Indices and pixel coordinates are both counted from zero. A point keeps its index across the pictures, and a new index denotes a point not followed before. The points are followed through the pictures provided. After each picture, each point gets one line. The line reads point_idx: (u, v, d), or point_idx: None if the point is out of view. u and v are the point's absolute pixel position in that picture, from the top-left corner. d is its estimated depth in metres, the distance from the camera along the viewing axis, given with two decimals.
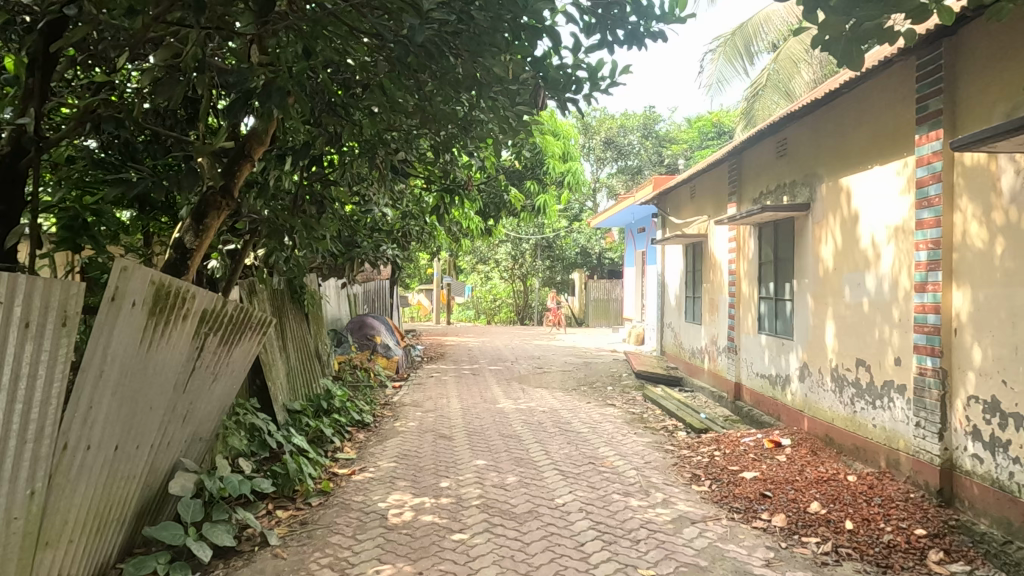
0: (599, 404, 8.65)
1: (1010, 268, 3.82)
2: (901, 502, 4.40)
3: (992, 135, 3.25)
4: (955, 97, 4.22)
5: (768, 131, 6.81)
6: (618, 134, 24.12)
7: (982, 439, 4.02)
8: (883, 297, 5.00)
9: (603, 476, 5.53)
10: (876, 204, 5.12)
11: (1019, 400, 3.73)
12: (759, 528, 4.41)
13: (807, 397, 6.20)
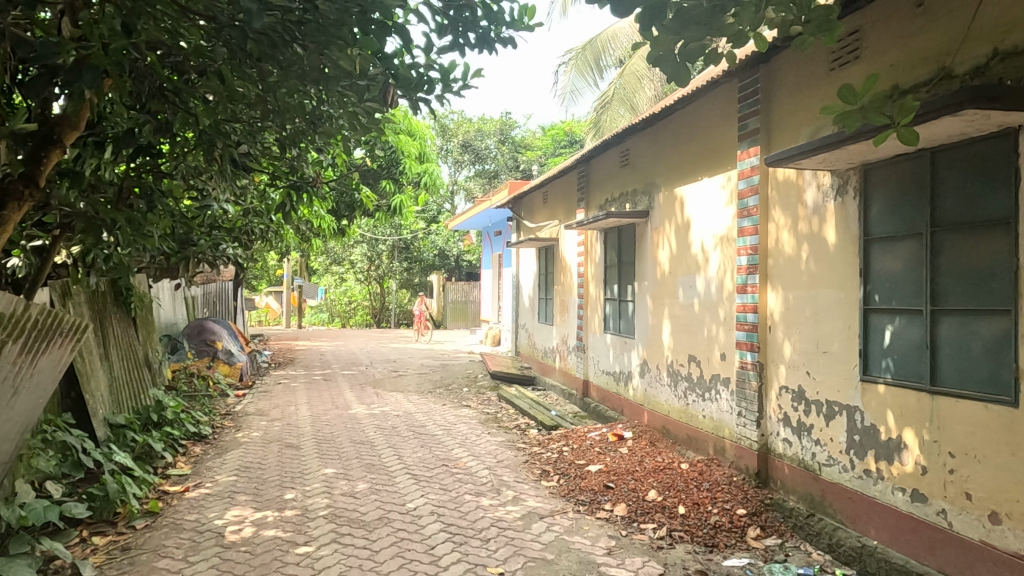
0: (454, 405, 8.66)
1: (813, 272, 4.31)
2: (725, 485, 4.82)
3: (799, 153, 3.65)
4: (770, 118, 4.70)
5: (613, 142, 7.20)
6: (475, 137, 24.33)
7: (791, 425, 4.50)
8: (711, 297, 5.46)
9: (456, 478, 5.54)
10: (705, 212, 5.59)
11: (820, 388, 4.23)
12: (602, 518, 4.65)
13: (646, 392, 6.61)
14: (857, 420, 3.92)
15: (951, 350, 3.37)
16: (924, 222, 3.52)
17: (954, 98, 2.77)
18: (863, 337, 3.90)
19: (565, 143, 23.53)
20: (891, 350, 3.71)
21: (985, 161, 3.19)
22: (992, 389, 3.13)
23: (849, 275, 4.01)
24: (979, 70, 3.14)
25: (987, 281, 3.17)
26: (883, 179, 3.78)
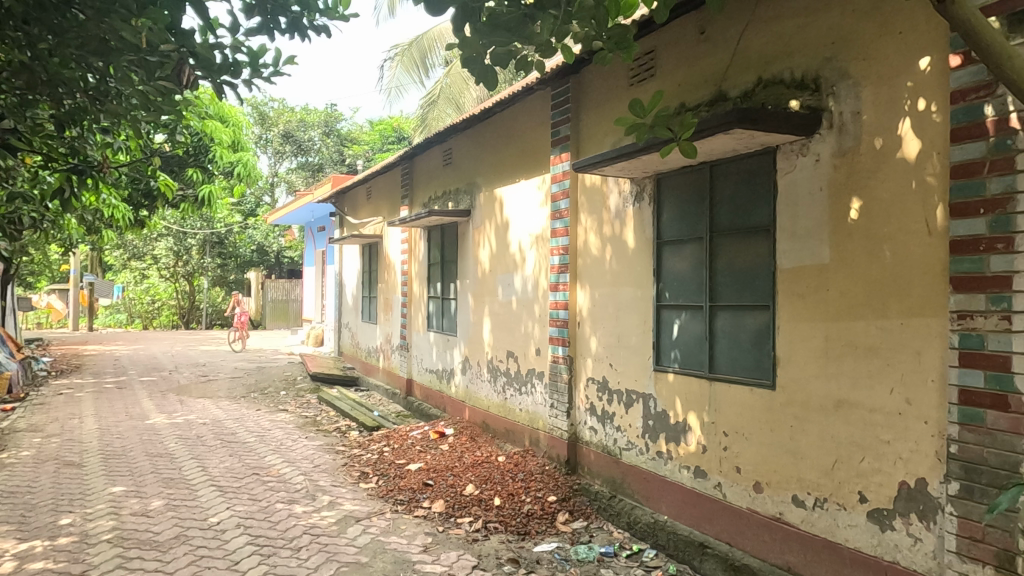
0: (269, 410, 8.19)
1: (616, 271, 4.65)
2: (538, 475, 5.05)
3: (602, 160, 3.92)
4: (579, 125, 4.99)
5: (436, 141, 7.22)
6: (297, 128, 23.16)
7: (596, 414, 4.82)
8: (527, 295, 5.69)
9: (267, 486, 5.23)
10: (521, 213, 5.81)
11: (621, 379, 4.57)
12: (420, 516, 4.66)
13: (468, 388, 6.72)
14: (651, 407, 4.29)
15: (724, 342, 3.80)
16: (705, 226, 3.93)
17: (725, 118, 3.12)
18: (656, 330, 4.28)
19: (392, 139, 23.12)
20: (679, 343, 4.11)
21: (752, 174, 3.64)
22: (756, 374, 3.58)
23: (645, 275, 4.38)
24: (748, 94, 3.58)
25: (753, 280, 3.62)
26: (673, 187, 4.18)
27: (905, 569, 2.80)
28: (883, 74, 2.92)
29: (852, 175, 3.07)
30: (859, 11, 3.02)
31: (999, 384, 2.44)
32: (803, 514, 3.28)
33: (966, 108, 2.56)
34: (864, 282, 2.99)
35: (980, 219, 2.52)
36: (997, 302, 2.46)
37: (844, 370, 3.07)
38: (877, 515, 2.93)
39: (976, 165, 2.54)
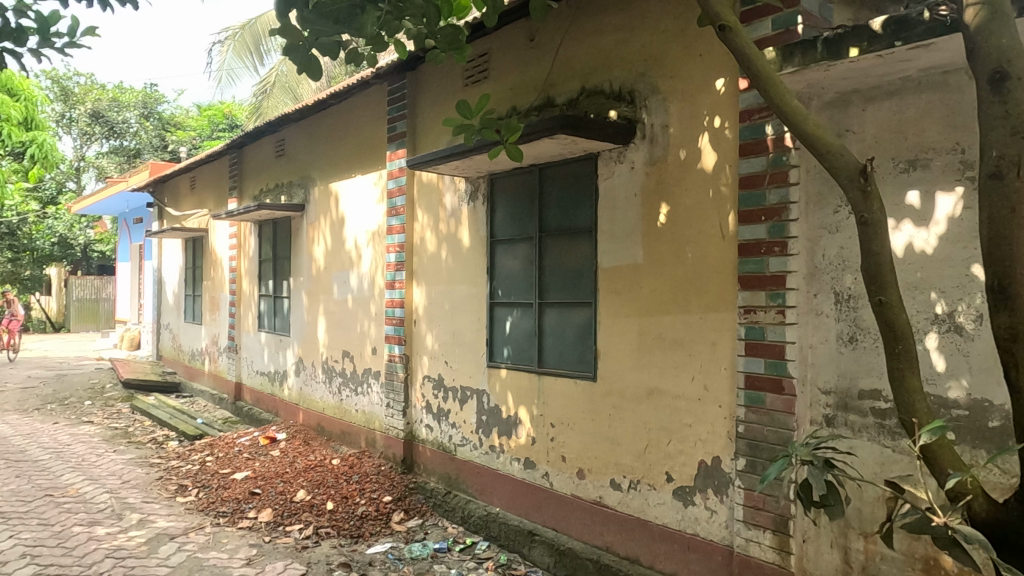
0: (69, 423, 7.29)
1: (451, 269, 4.70)
2: (374, 476, 4.96)
3: (436, 158, 3.93)
4: (415, 123, 4.97)
5: (266, 130, 6.84)
6: (109, 108, 20.78)
7: (432, 411, 4.84)
8: (363, 293, 5.57)
9: (63, 509, 4.66)
10: (357, 210, 5.68)
11: (456, 376, 4.63)
12: (245, 528, 4.39)
13: (301, 390, 6.45)
14: (484, 402, 4.38)
15: (551, 337, 3.97)
16: (533, 227, 4.09)
17: (549, 124, 3.26)
18: (489, 328, 4.38)
19: (222, 127, 21.54)
20: (510, 339, 4.24)
21: (576, 178, 3.84)
22: (579, 367, 3.79)
23: (479, 273, 4.46)
24: (572, 102, 3.77)
25: (577, 279, 3.82)
26: (505, 187, 4.29)
27: (703, 539, 3.11)
28: (686, 92, 3.21)
29: (661, 183, 3.34)
30: (667, 33, 3.30)
31: (775, 370, 2.80)
32: (619, 496, 3.52)
33: (751, 126, 2.89)
34: (671, 281, 3.27)
35: (761, 225, 2.86)
36: (775, 298, 2.80)
37: (655, 361, 3.34)
38: (681, 492, 3.22)
39: (759, 178, 2.87)
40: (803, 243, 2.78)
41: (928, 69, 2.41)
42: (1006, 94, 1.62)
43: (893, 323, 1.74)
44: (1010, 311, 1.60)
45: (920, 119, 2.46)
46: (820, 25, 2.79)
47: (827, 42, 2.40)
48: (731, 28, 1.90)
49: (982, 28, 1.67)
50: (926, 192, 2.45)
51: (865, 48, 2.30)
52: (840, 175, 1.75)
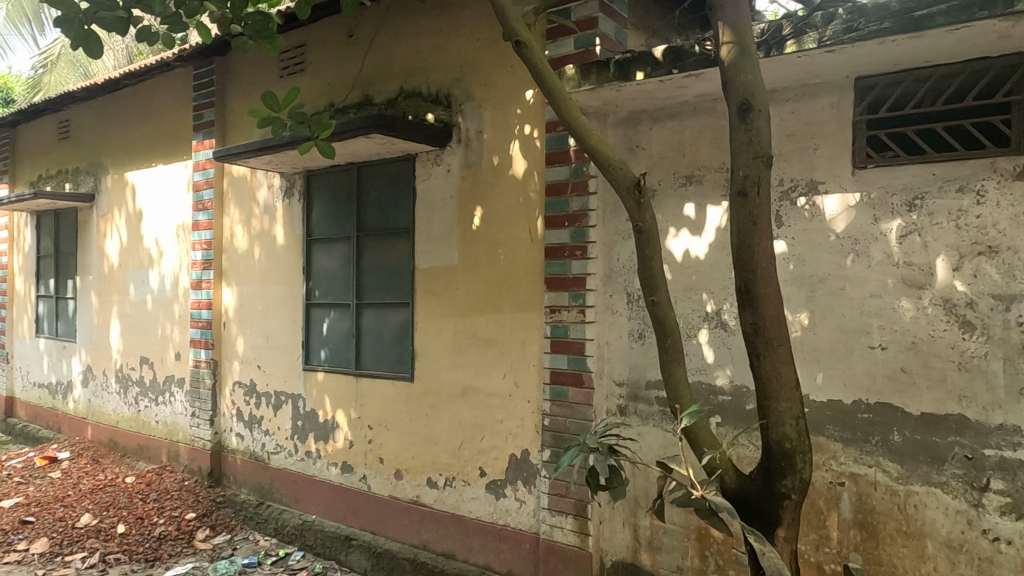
0: None
1: (264, 269, 4.46)
2: (175, 492, 4.59)
3: (245, 151, 3.72)
4: (225, 112, 4.66)
5: (46, 109, 6.02)
6: None
7: (243, 419, 4.57)
8: (165, 294, 5.11)
9: None
10: (157, 203, 5.19)
11: (269, 381, 4.41)
12: (12, 562, 3.84)
13: (90, 403, 5.77)
14: (299, 407, 4.22)
15: (369, 338, 3.92)
16: (351, 226, 4.01)
17: (364, 123, 3.22)
18: (305, 329, 4.22)
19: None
20: (327, 341, 4.12)
21: (394, 179, 3.83)
22: (397, 368, 3.78)
23: (295, 273, 4.29)
24: (391, 102, 3.76)
25: (395, 280, 3.81)
26: (322, 185, 4.17)
27: (513, 529, 3.25)
28: (499, 100, 3.34)
29: (475, 186, 3.44)
30: (481, 42, 3.40)
31: (576, 365, 3.01)
32: (435, 494, 3.57)
33: (555, 137, 3.09)
34: (484, 281, 3.38)
35: (565, 230, 3.06)
36: (576, 298, 3.01)
37: (469, 360, 3.43)
38: (493, 485, 3.33)
39: (562, 186, 3.07)
40: (600, 247, 3.02)
41: (702, 95, 2.73)
42: (750, 123, 1.86)
43: (663, 320, 1.95)
44: (753, 309, 1.86)
45: (695, 140, 2.78)
46: (616, 49, 3.04)
47: (618, 64, 2.62)
48: (526, 44, 2.02)
49: (733, 63, 1.90)
50: (699, 205, 2.77)
51: (649, 72, 2.55)
52: (618, 186, 1.92)
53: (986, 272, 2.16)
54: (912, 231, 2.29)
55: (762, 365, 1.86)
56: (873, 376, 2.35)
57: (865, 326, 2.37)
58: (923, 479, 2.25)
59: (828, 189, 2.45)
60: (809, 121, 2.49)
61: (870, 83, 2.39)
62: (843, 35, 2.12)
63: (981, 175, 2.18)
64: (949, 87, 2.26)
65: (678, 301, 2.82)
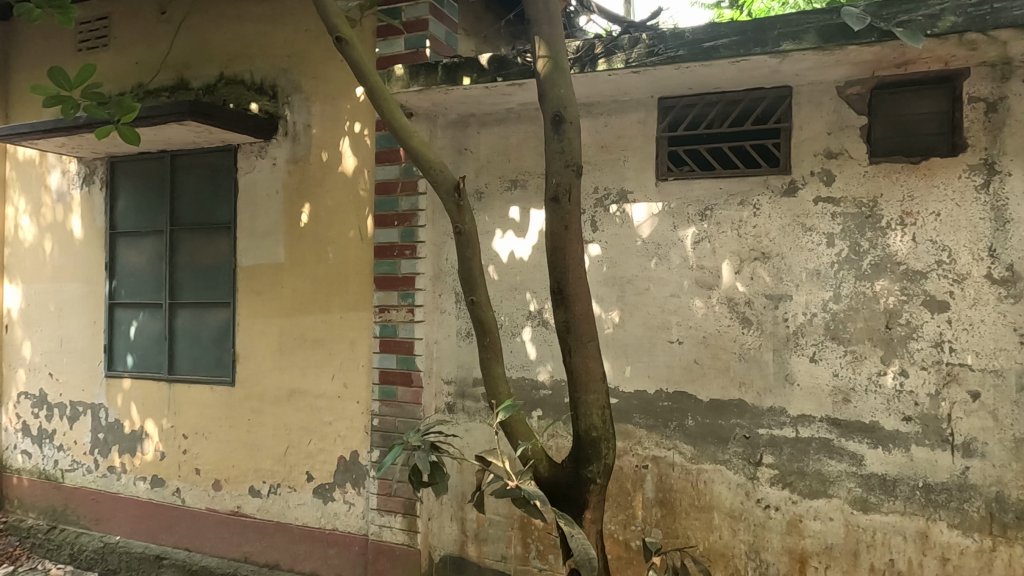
0: None
1: (57, 265, 3.98)
2: None
3: (31, 131, 3.29)
4: (9, 86, 4.09)
5: None
6: None
7: (30, 434, 4.04)
8: None
9: None
10: None
11: (63, 390, 3.94)
12: None
13: None
14: (100, 418, 3.82)
15: (183, 341, 3.63)
16: (163, 220, 3.70)
17: (176, 107, 2.98)
18: (107, 332, 3.82)
19: None
20: (134, 344, 3.76)
21: (213, 170, 3.59)
22: (215, 372, 3.55)
23: (95, 270, 3.87)
24: (209, 88, 3.52)
25: (213, 278, 3.57)
26: (128, 173, 3.80)
27: (341, 532, 3.18)
28: (328, 94, 3.25)
29: (302, 182, 3.32)
30: (309, 33, 3.29)
31: (405, 364, 3.02)
32: (258, 503, 3.40)
33: (385, 136, 3.08)
34: (311, 280, 3.28)
35: (394, 229, 3.07)
36: (405, 298, 3.03)
37: (295, 361, 3.31)
38: (321, 489, 3.25)
39: (392, 185, 3.08)
40: (430, 247, 3.07)
41: (526, 104, 2.86)
42: (562, 134, 1.95)
43: (482, 319, 2.03)
44: (565, 308, 1.98)
45: (520, 146, 2.91)
46: (446, 52, 3.11)
47: (446, 68, 2.67)
48: (347, 41, 1.99)
49: (546, 76, 1.98)
50: (524, 208, 2.90)
51: (475, 78, 2.62)
52: (439, 188, 1.97)
53: (760, 275, 2.48)
54: (704, 238, 2.57)
55: (573, 360, 1.99)
56: (672, 367, 2.61)
57: (666, 323, 2.62)
58: (711, 458, 2.54)
59: (636, 198, 2.68)
60: (620, 135, 2.70)
61: (671, 104, 2.64)
62: (645, 58, 2.33)
63: (757, 190, 2.50)
64: (734, 112, 2.57)
65: (503, 300, 2.94)
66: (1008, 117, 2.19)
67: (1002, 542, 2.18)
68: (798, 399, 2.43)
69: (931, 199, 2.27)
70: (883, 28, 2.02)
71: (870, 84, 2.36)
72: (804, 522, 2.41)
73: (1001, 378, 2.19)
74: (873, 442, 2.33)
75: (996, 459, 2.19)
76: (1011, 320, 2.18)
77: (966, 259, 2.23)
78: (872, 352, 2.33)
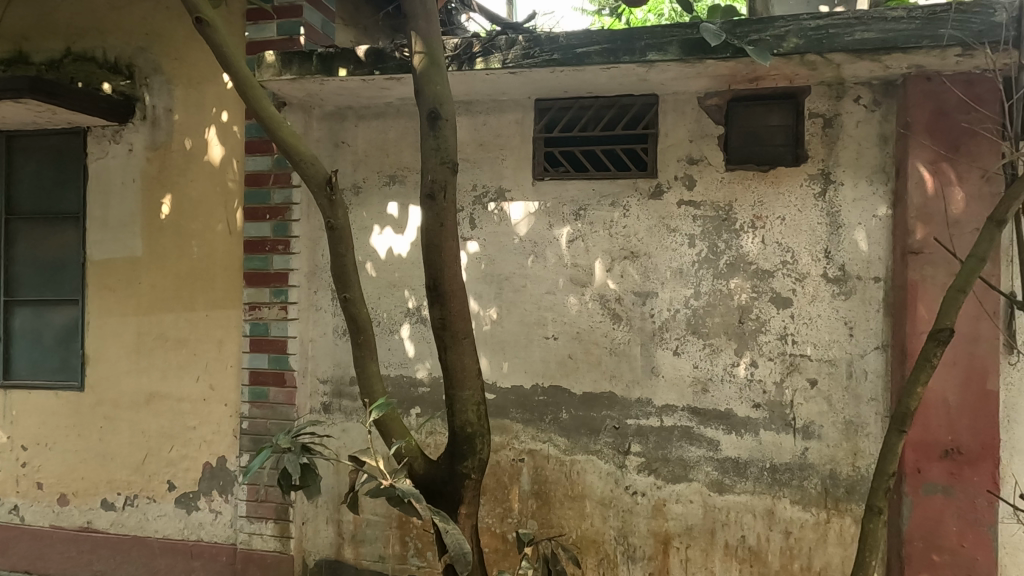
0: None
1: None
2: None
3: None
4: None
5: None
6: None
7: None
8: None
9: None
10: None
11: None
12: None
13: None
14: None
15: (22, 343, 3.28)
16: None
17: (13, 83, 2.68)
18: None
19: None
20: None
21: (58, 154, 3.26)
22: (61, 376, 3.23)
23: None
24: (54, 63, 3.19)
25: (58, 272, 3.25)
26: None
27: (207, 543, 3.01)
28: (192, 78, 3.04)
29: (162, 171, 3.09)
30: (170, 11, 3.07)
31: (278, 364, 2.90)
32: (111, 517, 3.14)
33: (256, 125, 2.94)
34: (173, 276, 3.06)
35: (266, 223, 2.94)
36: (277, 295, 2.91)
37: (154, 363, 3.08)
38: (184, 499, 3.05)
39: (263, 177, 2.94)
40: (304, 242, 2.96)
41: (405, 99, 2.83)
42: (438, 131, 1.95)
43: (356, 317, 1.99)
44: (440, 306, 1.98)
45: (398, 141, 2.87)
46: (321, 41, 3.02)
47: (321, 57, 2.58)
48: (209, 23, 1.87)
49: (422, 72, 1.96)
50: (402, 204, 2.87)
51: (352, 70, 2.56)
52: (310, 182, 1.90)
53: (629, 273, 2.61)
54: (577, 237, 2.66)
55: (448, 357, 1.99)
56: (548, 362, 2.68)
57: (541, 319, 2.69)
58: (584, 449, 2.64)
59: (513, 197, 2.73)
60: (498, 134, 2.74)
61: (547, 105, 2.72)
62: (522, 59, 2.37)
63: (627, 193, 2.62)
64: (606, 116, 2.68)
65: (381, 297, 2.89)
66: (841, 132, 2.44)
67: (834, 514, 2.43)
68: (661, 389, 2.57)
69: (778, 205, 2.49)
70: (737, 45, 2.18)
71: (726, 96, 2.54)
72: (667, 505, 2.56)
73: (834, 367, 2.43)
74: (728, 428, 2.51)
75: (830, 440, 2.44)
76: (843, 315, 2.43)
77: (806, 260, 2.46)
78: (726, 345, 2.52)
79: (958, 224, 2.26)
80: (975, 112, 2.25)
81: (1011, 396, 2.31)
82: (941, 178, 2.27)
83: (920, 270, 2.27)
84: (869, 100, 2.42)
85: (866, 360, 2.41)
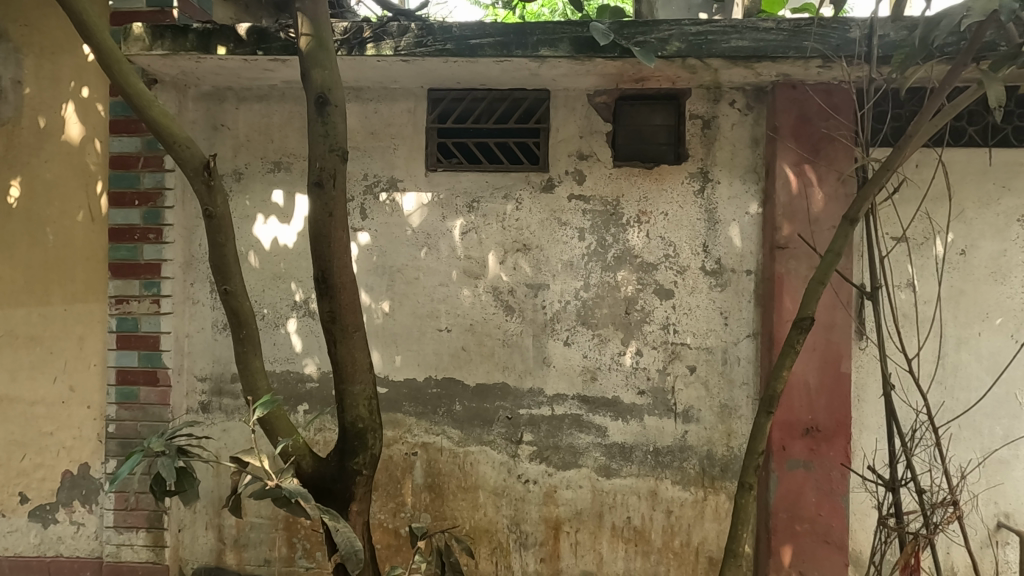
0: None
1: None
2: None
3: None
4: None
5: None
6: None
7: None
8: None
9: None
10: None
11: None
12: None
13: None
14: None
15: None
16: None
17: None
18: None
19: None
20: None
21: None
22: None
23: None
24: None
25: None
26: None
27: (66, 559, 2.76)
28: (44, 48, 2.75)
29: (9, 149, 2.77)
30: None
31: (149, 362, 2.70)
32: None
33: (122, 103, 2.70)
34: (23, 267, 2.76)
35: (135, 210, 2.72)
36: (148, 288, 2.70)
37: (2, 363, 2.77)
38: (39, 512, 2.77)
39: (131, 159, 2.72)
40: (178, 231, 2.76)
41: (290, 82, 2.70)
42: (326, 117, 1.88)
43: (237, 310, 1.88)
44: (329, 299, 1.91)
45: (283, 126, 2.74)
46: (197, 15, 2.82)
47: (196, 33, 2.41)
48: None
49: (309, 55, 1.87)
50: (288, 193, 2.74)
51: (232, 49, 2.41)
52: (185, 166, 1.77)
53: (522, 266, 2.64)
54: (470, 229, 2.66)
55: (338, 351, 1.93)
56: (441, 355, 2.67)
57: (434, 311, 2.67)
58: (477, 440, 2.65)
59: (406, 187, 2.68)
60: (388, 122, 2.69)
61: (440, 95, 2.69)
62: (414, 48, 2.33)
63: (520, 186, 2.65)
64: (499, 109, 2.70)
65: (266, 290, 2.76)
66: (718, 133, 2.59)
67: (711, 492, 2.59)
68: (552, 379, 2.64)
69: (661, 201, 2.61)
70: (624, 46, 2.25)
71: (614, 95, 2.63)
72: (558, 491, 2.63)
73: (711, 354, 2.59)
74: (614, 414, 2.61)
75: (707, 422, 2.59)
76: (718, 305, 2.59)
77: (687, 254, 2.60)
78: (614, 335, 2.62)
79: (818, 222, 2.47)
80: (833, 119, 2.46)
81: (860, 377, 2.56)
82: (804, 179, 2.47)
83: (786, 263, 2.47)
84: (743, 104, 2.58)
85: (739, 347, 2.59)
